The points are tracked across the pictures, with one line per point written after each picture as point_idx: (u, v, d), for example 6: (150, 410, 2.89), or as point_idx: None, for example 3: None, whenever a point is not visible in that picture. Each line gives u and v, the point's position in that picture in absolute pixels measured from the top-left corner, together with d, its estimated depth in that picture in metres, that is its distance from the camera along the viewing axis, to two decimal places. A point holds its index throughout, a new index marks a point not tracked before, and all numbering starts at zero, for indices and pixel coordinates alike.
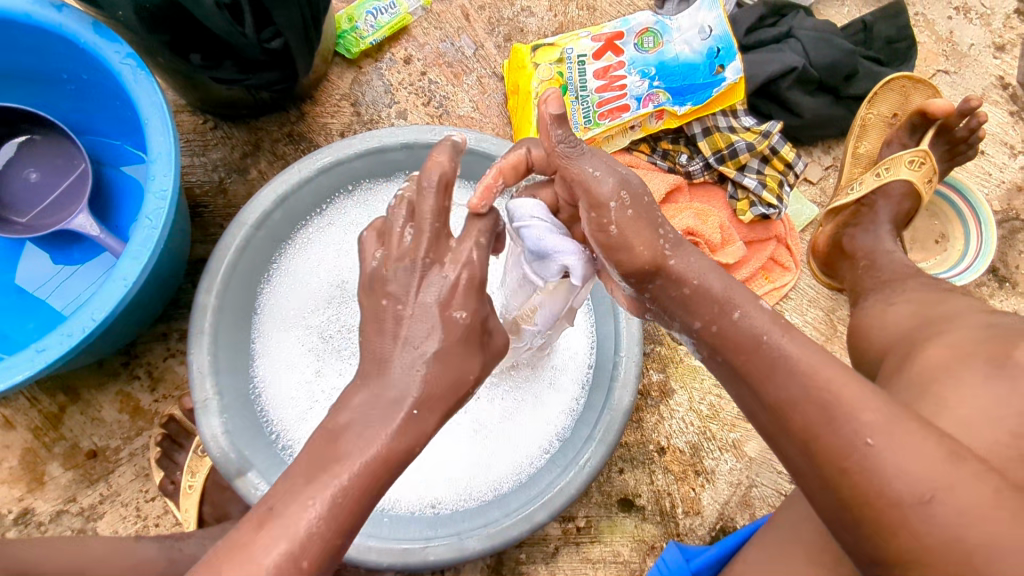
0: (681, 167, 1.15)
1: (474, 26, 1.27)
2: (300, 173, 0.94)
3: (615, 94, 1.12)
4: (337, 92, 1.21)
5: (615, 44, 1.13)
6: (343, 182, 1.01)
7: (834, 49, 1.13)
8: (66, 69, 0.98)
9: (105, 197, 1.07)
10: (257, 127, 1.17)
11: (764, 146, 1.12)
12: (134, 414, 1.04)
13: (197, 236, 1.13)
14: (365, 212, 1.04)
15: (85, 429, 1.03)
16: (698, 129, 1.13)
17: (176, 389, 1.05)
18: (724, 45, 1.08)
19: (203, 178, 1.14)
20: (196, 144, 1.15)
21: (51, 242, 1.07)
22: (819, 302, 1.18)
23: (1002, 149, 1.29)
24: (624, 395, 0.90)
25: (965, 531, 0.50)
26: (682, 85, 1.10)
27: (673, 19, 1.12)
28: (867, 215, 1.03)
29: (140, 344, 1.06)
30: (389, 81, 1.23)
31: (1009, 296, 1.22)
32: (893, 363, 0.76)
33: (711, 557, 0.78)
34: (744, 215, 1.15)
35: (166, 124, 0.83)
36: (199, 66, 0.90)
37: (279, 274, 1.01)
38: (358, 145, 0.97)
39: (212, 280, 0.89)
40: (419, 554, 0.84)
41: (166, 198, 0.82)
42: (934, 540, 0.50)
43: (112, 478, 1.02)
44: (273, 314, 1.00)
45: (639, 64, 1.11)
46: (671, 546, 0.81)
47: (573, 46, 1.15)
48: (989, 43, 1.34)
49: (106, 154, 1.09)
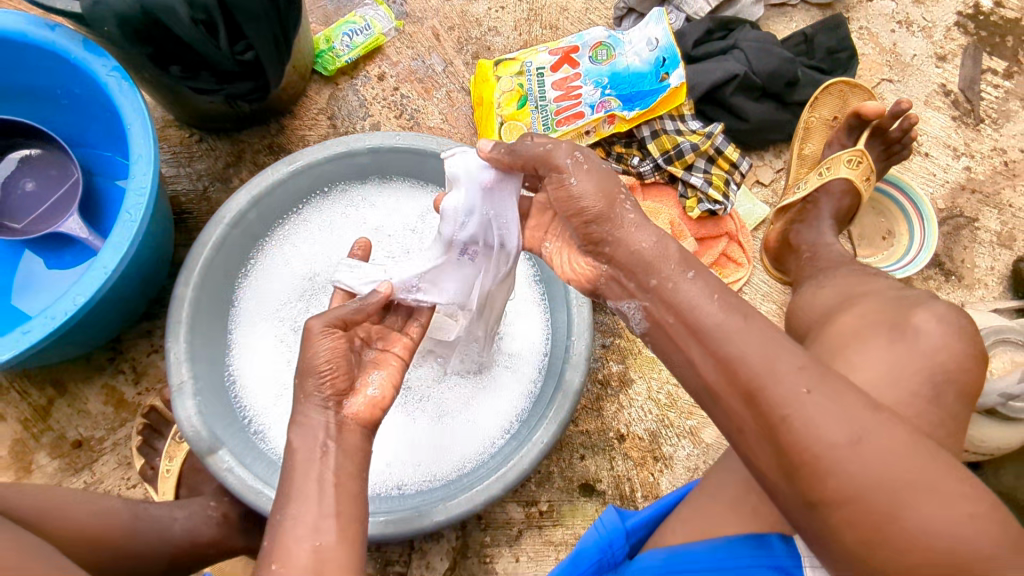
0: (633, 168, 1.19)
1: (444, 44, 1.36)
2: (275, 175, 1.02)
3: (571, 102, 1.19)
4: (315, 107, 1.30)
5: (571, 58, 1.22)
6: (319, 184, 1.10)
7: (774, 58, 1.20)
8: (60, 85, 1.06)
9: (95, 203, 1.15)
10: (239, 140, 1.26)
11: (708, 146, 1.17)
12: (118, 406, 1.10)
13: (182, 240, 1.21)
14: (339, 212, 1.14)
15: (70, 421, 1.09)
16: (648, 133, 1.19)
17: (158, 382, 1.11)
18: (669, 54, 1.15)
19: (188, 187, 1.23)
20: (182, 156, 1.24)
21: (46, 247, 1.14)
22: (773, 296, 1.24)
23: (946, 151, 1.36)
24: (575, 376, 0.96)
25: (892, 460, 0.52)
26: (631, 92, 1.16)
27: (625, 34, 1.21)
28: (811, 212, 1.09)
29: (126, 340, 1.13)
30: (363, 96, 1.32)
31: (954, 288, 1.28)
32: (809, 334, 0.81)
33: (645, 517, 0.80)
34: (693, 212, 1.18)
35: (146, 127, 0.91)
36: (179, 77, 0.98)
37: (254, 271, 1.09)
38: (328, 150, 1.05)
39: (190, 273, 0.96)
40: (380, 526, 0.89)
41: (145, 194, 0.89)
42: (869, 474, 0.52)
43: (96, 466, 1.07)
44: (256, 298, 1.09)
45: (593, 75, 1.20)
46: (609, 510, 0.79)
47: (532, 59, 1.24)
48: (931, 53, 1.42)
49: (97, 165, 1.17)
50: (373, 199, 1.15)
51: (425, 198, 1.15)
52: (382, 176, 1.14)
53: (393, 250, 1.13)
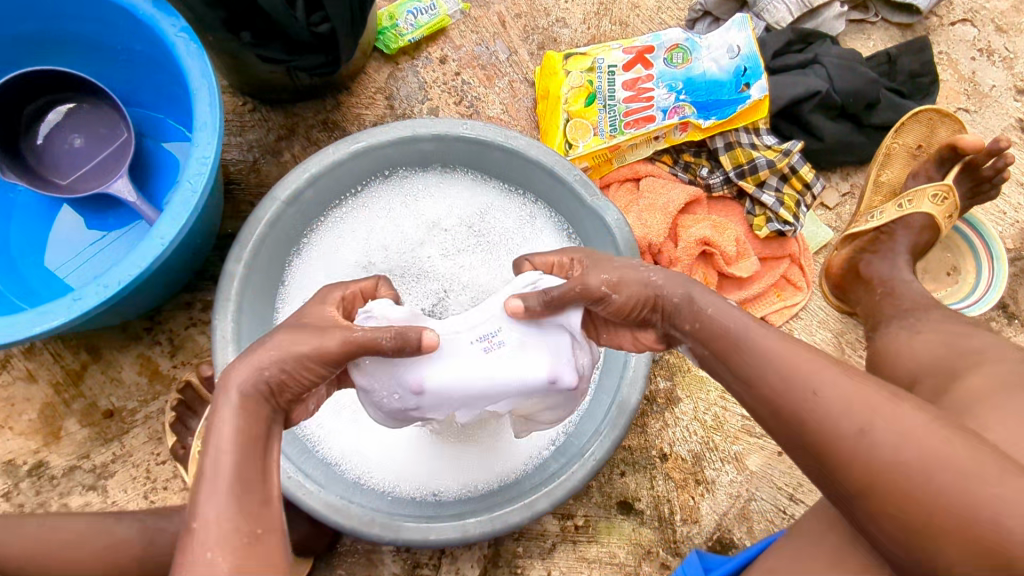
0: (702, 180, 1.13)
1: (509, 32, 1.31)
2: (334, 155, 0.99)
3: (642, 105, 1.14)
4: (373, 85, 1.25)
5: (645, 58, 1.16)
6: (379, 167, 1.07)
7: (857, 77, 1.15)
8: (121, 40, 1.02)
9: (145, 168, 1.12)
10: (293, 112, 1.22)
11: (784, 164, 1.09)
12: (152, 378, 1.07)
13: (229, 211, 1.17)
14: (397, 198, 1.11)
15: (103, 389, 1.05)
16: (721, 144, 1.11)
17: (195, 357, 1.08)
18: (750, 64, 1.10)
19: (238, 157, 1.19)
20: (234, 124, 1.20)
21: (90, 207, 1.11)
22: (829, 324, 1.21)
23: (1019, 189, 1.31)
24: (632, 393, 0.92)
25: None
26: (707, 100, 1.11)
27: (703, 38, 1.15)
28: (885, 243, 1.05)
29: (165, 311, 1.09)
30: (424, 78, 1.27)
31: (1017, 332, 1.24)
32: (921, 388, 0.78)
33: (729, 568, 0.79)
34: (760, 231, 1.11)
35: (212, 94, 0.87)
36: (248, 44, 0.93)
37: (308, 248, 1.07)
38: (392, 133, 1.01)
39: (242, 248, 0.94)
40: (421, 531, 0.85)
41: (207, 164, 0.85)
42: None
43: (126, 438, 1.04)
44: (304, 274, 1.06)
45: (667, 78, 1.14)
46: (692, 556, 0.86)
47: (605, 56, 1.18)
48: (1011, 86, 1.37)
49: (148, 127, 1.13)
50: (433, 188, 1.12)
51: (486, 194, 1.12)
52: (445, 166, 1.11)
53: (445, 245, 1.11)
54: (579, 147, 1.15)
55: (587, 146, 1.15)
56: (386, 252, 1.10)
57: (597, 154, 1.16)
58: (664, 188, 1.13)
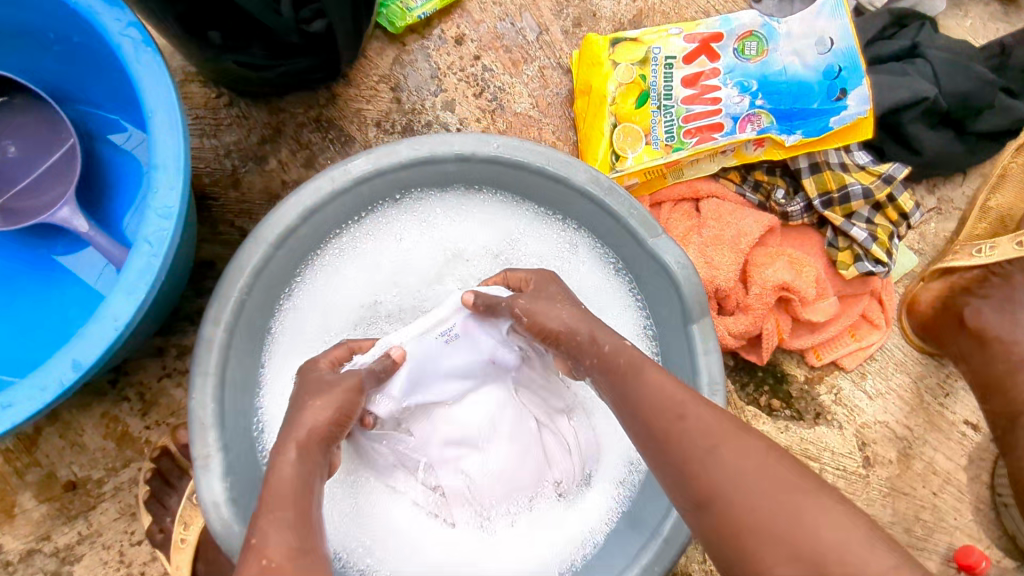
0: (778, 206, 0.95)
1: (540, 4, 1.07)
2: (332, 184, 0.79)
3: (707, 109, 0.93)
4: (375, 72, 1.02)
5: (712, 48, 0.94)
6: (389, 190, 0.86)
7: (970, 76, 0.94)
8: (54, 28, 0.78)
9: (98, 184, 0.90)
10: (279, 108, 0.99)
11: (882, 194, 0.92)
12: (120, 442, 0.90)
13: (204, 233, 0.97)
14: (410, 224, 0.90)
15: (63, 457, 0.89)
16: (806, 165, 0.93)
17: (170, 416, 0.91)
18: (847, 63, 0.88)
19: (213, 165, 0.97)
20: (206, 122, 0.97)
21: (31, 232, 0.89)
22: (906, 366, 1.06)
23: None
24: None
25: None
26: (790, 108, 0.90)
27: (782, 21, 0.92)
28: (998, 286, 0.98)
29: (132, 360, 0.91)
30: (436, 64, 1.04)
31: None
32: None
33: None
34: (845, 269, 0.94)
35: (175, 126, 0.67)
36: (218, 46, 0.72)
37: (302, 288, 0.87)
38: (403, 153, 0.80)
39: (222, 307, 0.75)
40: None
41: (171, 218, 0.65)
42: None
43: (93, 515, 0.89)
44: (296, 319, 0.86)
45: (738, 75, 0.92)
46: None
47: (661, 44, 0.96)
48: None
49: (96, 131, 0.91)
50: (454, 211, 0.91)
51: (519, 218, 0.91)
52: (469, 185, 0.89)
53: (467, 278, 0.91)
54: (628, 159, 0.95)
55: (638, 159, 0.95)
56: (396, 290, 0.90)
57: (649, 169, 0.95)
58: (733, 215, 0.94)
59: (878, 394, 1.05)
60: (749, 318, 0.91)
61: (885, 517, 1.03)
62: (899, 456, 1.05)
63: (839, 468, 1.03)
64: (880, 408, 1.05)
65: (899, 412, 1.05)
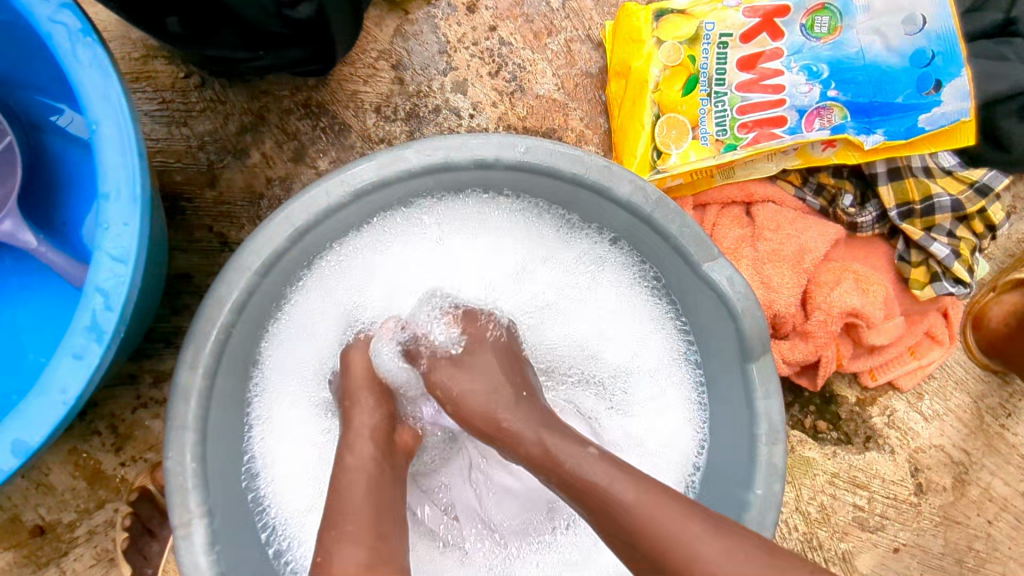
0: (845, 214, 0.85)
1: None
2: (330, 202, 0.63)
3: (768, 99, 0.79)
4: (373, 48, 0.87)
5: (775, 24, 0.79)
6: (392, 199, 0.69)
7: None
8: None
9: (46, 186, 0.76)
10: (261, 90, 0.84)
11: (974, 207, 0.81)
12: (92, 481, 0.80)
13: (177, 240, 0.83)
14: (415, 235, 0.74)
15: (27, 498, 0.79)
16: (884, 171, 0.82)
17: (149, 451, 0.81)
18: (943, 47, 0.74)
19: (185, 160, 0.83)
20: (173, 109, 0.83)
21: None
22: (968, 385, 0.95)
23: None
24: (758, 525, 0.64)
25: None
26: (869, 101, 0.76)
27: None
28: None
29: (101, 390, 0.80)
30: (444, 36, 0.88)
31: None
32: None
33: None
34: (918, 288, 0.84)
35: (130, 144, 0.54)
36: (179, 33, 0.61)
37: (286, 318, 0.71)
38: (415, 161, 0.64)
39: (197, 350, 0.61)
40: None
41: (126, 262, 0.53)
42: None
43: (66, 561, 0.79)
44: (285, 357, 0.71)
45: (806, 57, 0.78)
46: None
47: (715, 19, 0.81)
48: None
49: (40, 123, 0.76)
50: (467, 218, 0.74)
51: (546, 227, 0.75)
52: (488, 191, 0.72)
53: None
54: (672, 155, 0.82)
55: (684, 157, 0.81)
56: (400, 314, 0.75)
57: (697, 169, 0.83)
58: (793, 225, 0.84)
59: (934, 416, 0.94)
60: (808, 347, 0.84)
61: (935, 548, 0.94)
62: (954, 482, 0.94)
63: (888, 496, 0.93)
64: (936, 431, 0.95)
65: (958, 435, 0.94)
